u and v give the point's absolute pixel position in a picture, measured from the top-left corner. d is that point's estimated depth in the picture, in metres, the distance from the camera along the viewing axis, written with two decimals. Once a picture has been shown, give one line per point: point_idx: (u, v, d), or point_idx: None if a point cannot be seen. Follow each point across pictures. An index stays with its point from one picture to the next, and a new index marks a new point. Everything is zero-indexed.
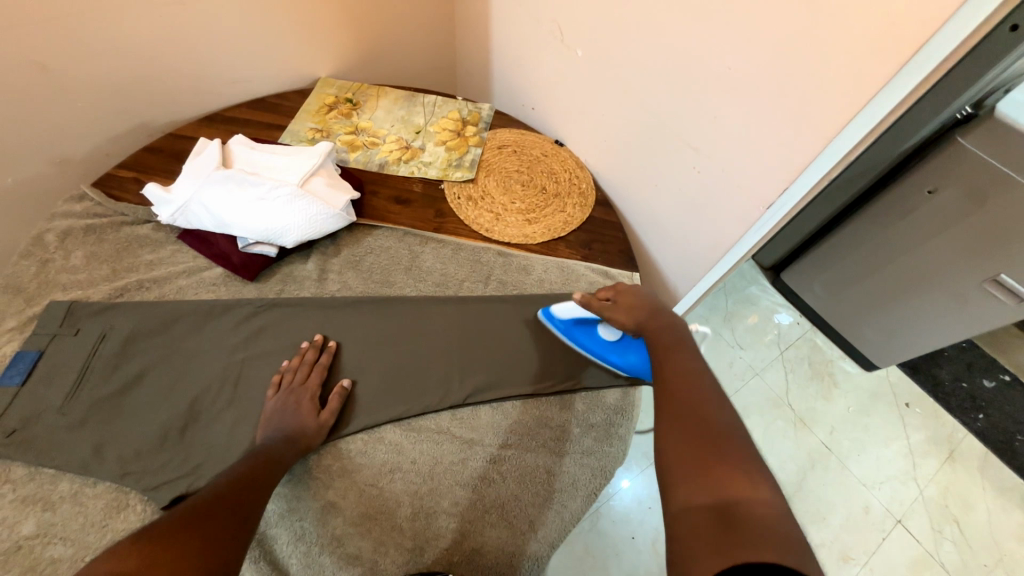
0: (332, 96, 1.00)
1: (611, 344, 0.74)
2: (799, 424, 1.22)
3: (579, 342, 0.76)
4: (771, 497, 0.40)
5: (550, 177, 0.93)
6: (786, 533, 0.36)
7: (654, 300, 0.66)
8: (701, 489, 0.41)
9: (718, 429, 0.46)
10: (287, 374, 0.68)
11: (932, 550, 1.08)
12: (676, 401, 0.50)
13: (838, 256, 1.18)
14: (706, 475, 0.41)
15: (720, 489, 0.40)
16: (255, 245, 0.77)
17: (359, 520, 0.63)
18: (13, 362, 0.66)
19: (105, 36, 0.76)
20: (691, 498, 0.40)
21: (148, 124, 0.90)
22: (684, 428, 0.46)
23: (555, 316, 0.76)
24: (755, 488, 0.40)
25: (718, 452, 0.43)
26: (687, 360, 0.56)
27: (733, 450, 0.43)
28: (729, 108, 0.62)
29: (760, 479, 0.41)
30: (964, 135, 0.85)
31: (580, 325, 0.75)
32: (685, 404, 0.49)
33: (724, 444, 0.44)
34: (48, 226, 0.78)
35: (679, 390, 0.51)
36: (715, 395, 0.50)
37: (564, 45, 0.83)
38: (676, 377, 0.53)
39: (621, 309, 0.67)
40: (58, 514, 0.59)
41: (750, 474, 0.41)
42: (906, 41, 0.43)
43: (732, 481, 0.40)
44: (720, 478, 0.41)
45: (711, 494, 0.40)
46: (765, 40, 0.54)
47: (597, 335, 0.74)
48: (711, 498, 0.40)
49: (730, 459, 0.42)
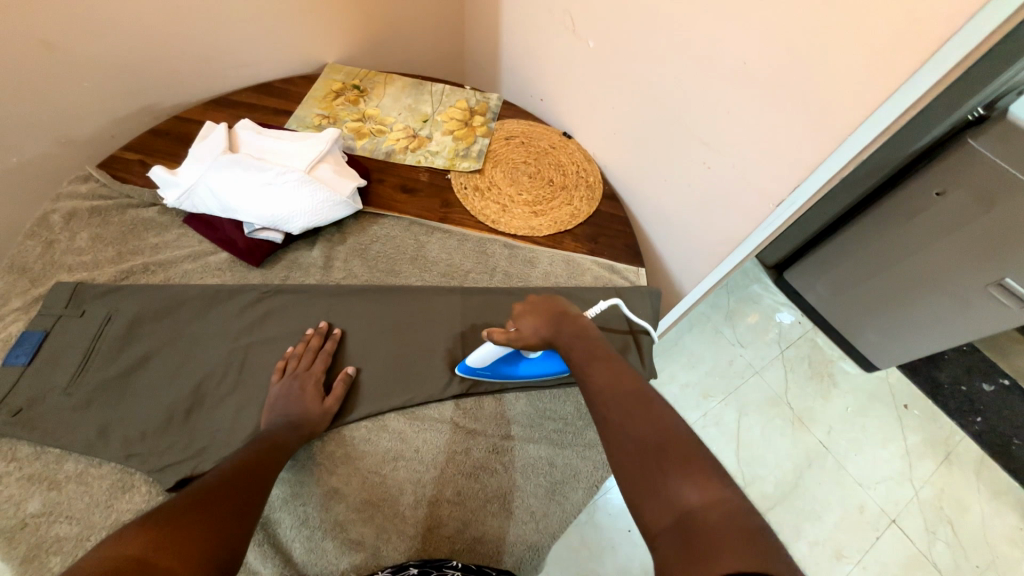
0: (339, 82, 0.99)
1: (534, 361, 0.70)
2: (797, 423, 1.23)
3: (508, 376, 0.71)
4: (725, 488, 0.39)
5: (557, 169, 0.92)
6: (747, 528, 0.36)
7: (559, 308, 0.64)
8: (662, 506, 0.39)
9: (658, 431, 0.44)
10: (292, 360, 0.68)
11: (925, 550, 1.09)
12: (613, 415, 0.48)
13: (843, 256, 1.18)
14: (661, 488, 0.40)
15: (677, 501, 0.39)
16: (261, 231, 0.77)
17: (362, 507, 0.64)
18: (19, 342, 0.67)
19: (111, 16, 0.75)
20: (656, 520, 0.39)
21: (153, 106, 0.89)
22: (632, 441, 0.44)
23: (473, 367, 0.69)
24: (710, 487, 0.39)
25: (665, 457, 0.42)
26: (607, 365, 0.54)
27: (681, 450, 0.42)
28: (742, 103, 0.61)
29: (709, 473, 0.40)
30: (975, 138, 0.84)
31: (500, 362, 0.69)
32: (623, 415, 0.47)
33: (668, 446, 0.43)
34: (54, 207, 0.77)
35: (609, 403, 0.49)
36: (646, 394, 0.49)
37: (575, 36, 0.81)
38: (605, 385, 0.51)
39: (529, 329, 0.62)
40: (63, 493, 0.59)
41: (699, 474, 0.40)
42: (928, 38, 0.43)
43: (687, 489, 0.39)
44: (675, 490, 0.39)
45: (670, 511, 0.39)
46: (781, 36, 0.53)
47: (518, 360, 0.70)
48: (673, 517, 0.38)
49: (678, 462, 0.41)
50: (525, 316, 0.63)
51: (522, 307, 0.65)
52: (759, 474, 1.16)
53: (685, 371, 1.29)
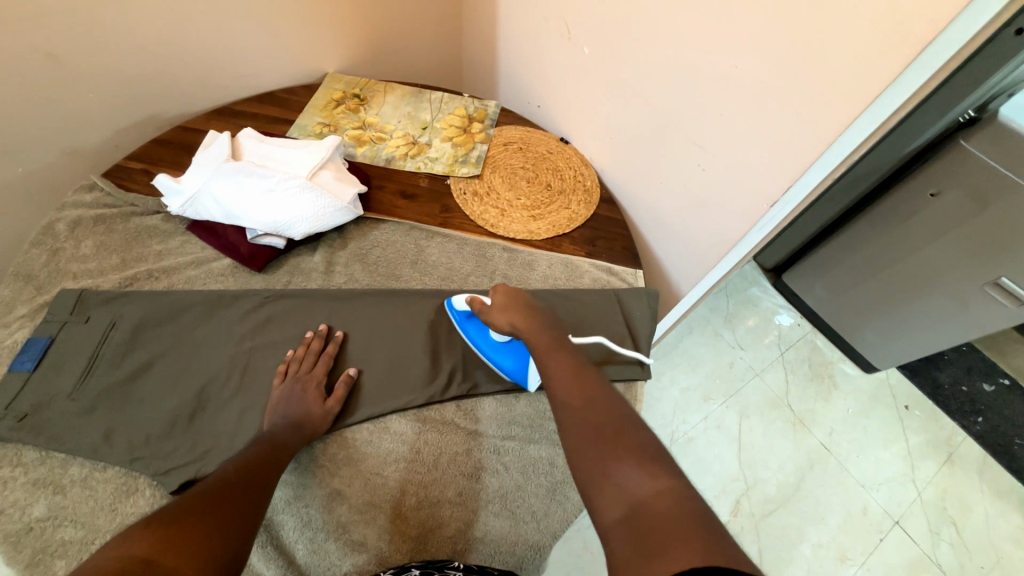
0: (340, 91, 1.00)
1: (498, 344, 0.72)
2: (799, 425, 1.23)
3: (469, 339, 0.74)
4: (671, 479, 0.42)
5: (555, 174, 0.93)
6: (690, 516, 0.38)
7: (525, 299, 0.68)
8: (614, 501, 0.42)
9: (613, 424, 0.48)
10: (293, 364, 0.69)
11: (929, 551, 1.09)
12: (571, 407, 0.52)
13: (840, 257, 1.19)
14: (613, 481, 0.43)
15: (627, 494, 0.41)
16: (264, 236, 0.78)
17: (364, 508, 0.64)
18: (25, 348, 0.67)
19: (116, 28, 0.77)
20: (608, 515, 0.42)
21: (157, 116, 0.90)
22: (587, 435, 0.48)
23: (451, 307, 0.75)
24: (657, 478, 0.41)
25: (618, 450, 0.45)
26: (568, 360, 0.58)
27: (634, 442, 0.45)
28: (734, 106, 0.63)
29: (658, 466, 0.43)
30: (967, 139, 0.85)
31: (473, 322, 0.74)
32: (582, 407, 0.51)
33: (621, 439, 0.46)
34: (59, 216, 0.79)
35: (569, 394, 0.53)
36: (605, 387, 0.53)
37: (571, 42, 0.83)
38: (565, 378, 0.55)
39: (497, 315, 0.67)
40: (68, 497, 0.60)
41: (649, 466, 0.43)
42: (913, 40, 0.44)
43: (637, 481, 0.42)
44: (626, 482, 0.42)
45: (620, 504, 0.41)
46: (772, 40, 0.55)
47: (487, 333, 0.73)
48: (624, 510, 0.41)
49: (630, 455, 0.44)
50: (499, 294, 0.68)
51: (495, 297, 0.69)
52: (761, 476, 1.16)
53: (684, 373, 1.29)
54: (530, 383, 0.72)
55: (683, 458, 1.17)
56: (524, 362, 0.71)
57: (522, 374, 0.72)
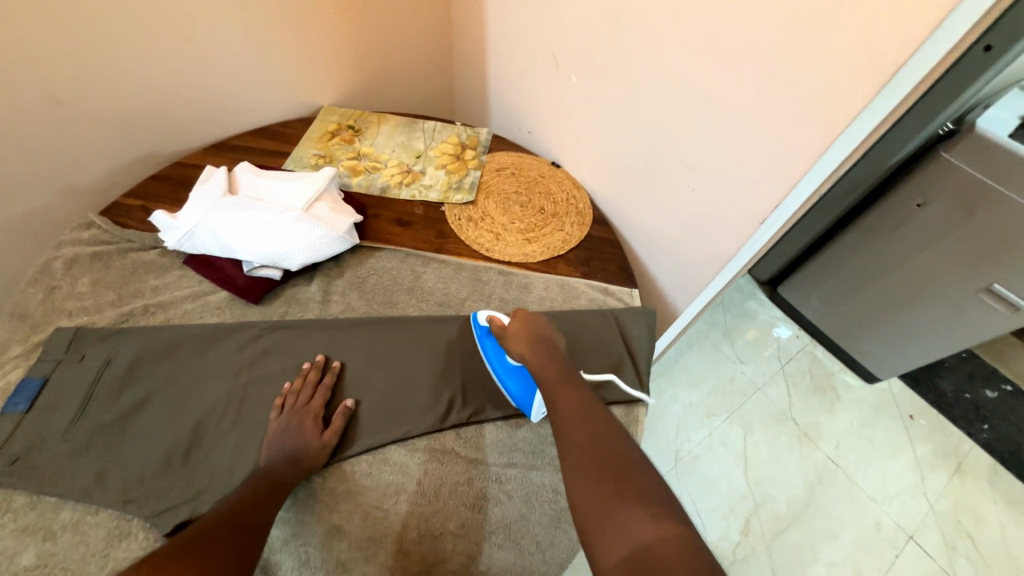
0: (334, 123, 1.03)
1: (510, 367, 0.73)
2: (804, 439, 1.22)
3: (484, 357, 0.75)
4: (676, 526, 0.43)
5: (548, 197, 0.95)
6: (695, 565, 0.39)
7: (542, 331, 0.70)
8: (616, 542, 0.43)
9: (617, 463, 0.49)
10: (290, 396, 0.68)
11: (946, 566, 1.06)
12: (575, 444, 0.53)
13: (833, 269, 1.20)
14: (617, 522, 0.44)
15: (629, 535, 0.42)
16: (260, 268, 0.78)
17: (364, 544, 0.62)
18: (18, 389, 0.66)
19: (116, 72, 0.79)
20: (608, 556, 0.43)
21: (155, 152, 0.92)
22: (591, 473, 0.49)
23: (475, 321, 0.77)
24: (662, 524, 0.43)
25: (622, 490, 0.46)
26: (575, 393, 0.59)
27: (638, 485, 0.47)
28: (719, 129, 0.64)
29: (662, 509, 0.44)
30: (948, 150, 0.87)
31: (492, 340, 0.75)
32: (586, 443, 0.52)
33: (626, 480, 0.47)
34: (56, 254, 0.79)
35: (574, 430, 0.54)
36: (611, 424, 0.54)
37: (558, 71, 0.86)
38: (572, 412, 0.56)
39: (512, 343, 0.69)
40: (58, 543, 0.58)
41: (652, 509, 0.44)
42: (886, 63, 0.45)
43: (641, 525, 0.43)
44: (630, 525, 0.43)
45: (622, 545, 0.42)
46: (751, 64, 0.57)
47: (502, 354, 0.74)
48: (626, 551, 0.42)
49: (634, 497, 0.45)
50: (517, 320, 0.71)
51: (514, 324, 0.71)
52: (769, 494, 1.14)
53: (686, 390, 1.28)
54: (533, 414, 0.72)
55: (689, 478, 1.15)
56: (530, 391, 0.72)
57: (526, 403, 0.72)
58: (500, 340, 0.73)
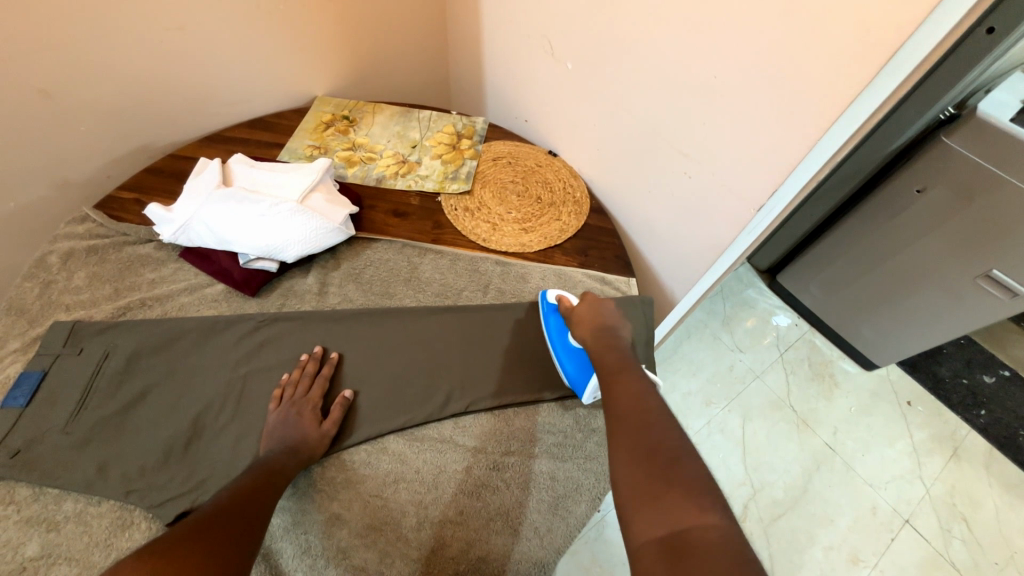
0: (329, 113, 1.02)
1: (570, 347, 0.75)
2: (802, 425, 1.22)
3: (547, 333, 0.78)
4: (719, 518, 0.41)
5: (545, 186, 0.94)
6: (734, 557, 0.38)
7: (604, 320, 0.71)
8: (656, 522, 0.43)
9: (666, 450, 0.48)
10: (288, 388, 0.68)
11: (941, 549, 1.07)
12: (625, 426, 0.52)
13: (832, 257, 1.20)
14: (658, 505, 0.43)
15: (670, 518, 0.42)
16: (256, 260, 0.78)
17: (364, 532, 0.63)
18: (17, 383, 0.67)
19: (105, 64, 0.78)
20: (645, 533, 0.43)
21: (148, 145, 0.91)
22: (636, 455, 0.48)
23: (543, 298, 0.80)
24: (705, 513, 0.41)
25: (668, 476, 0.45)
26: (633, 381, 0.59)
27: (683, 474, 0.45)
28: (716, 114, 0.63)
29: (708, 498, 0.43)
30: (949, 136, 0.86)
31: (556, 318, 0.78)
32: (635, 428, 0.52)
33: (673, 466, 0.46)
34: (51, 248, 0.79)
35: (626, 414, 0.54)
36: (662, 413, 0.53)
37: (555, 58, 0.84)
38: (627, 398, 0.56)
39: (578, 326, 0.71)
40: (62, 534, 0.59)
41: (699, 498, 0.43)
42: (884, 45, 0.44)
43: (683, 511, 0.42)
44: (671, 508, 0.43)
45: (662, 526, 0.42)
46: (749, 50, 0.56)
47: (564, 334, 0.76)
48: (665, 532, 0.41)
49: (680, 483, 0.44)
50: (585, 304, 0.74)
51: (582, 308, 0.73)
52: (767, 480, 1.15)
53: (685, 378, 1.29)
54: (585, 396, 0.73)
55: None
56: (585, 373, 0.73)
57: (580, 384, 0.73)
58: (566, 318, 0.75)
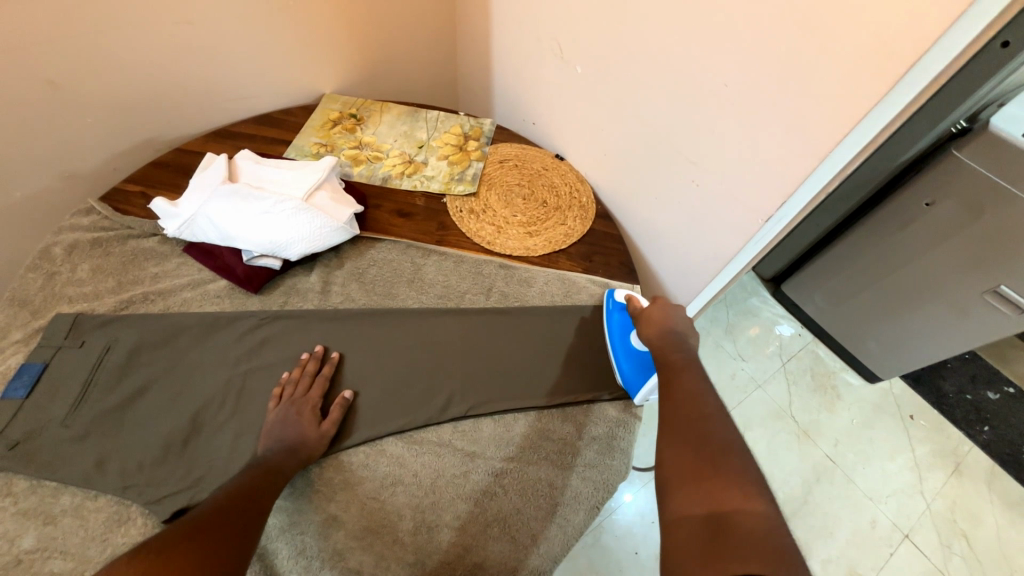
0: (336, 111, 1.02)
1: (630, 348, 0.74)
2: (803, 437, 1.21)
3: (608, 330, 0.78)
4: (765, 508, 0.42)
5: (551, 190, 0.94)
6: (772, 540, 0.38)
7: None
8: (696, 501, 0.44)
9: (716, 441, 0.49)
10: (287, 387, 0.68)
11: (941, 566, 1.06)
12: (677, 416, 0.54)
13: (837, 268, 1.19)
14: (702, 486, 0.45)
15: (713, 500, 0.43)
16: (260, 258, 0.78)
17: (360, 534, 0.63)
18: (18, 374, 0.67)
19: (114, 56, 0.78)
20: (683, 509, 0.45)
21: (154, 139, 0.91)
22: (685, 442, 0.50)
23: (610, 295, 0.79)
24: (749, 499, 0.42)
25: (716, 463, 0.46)
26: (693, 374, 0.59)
27: (730, 463, 0.46)
28: (725, 124, 0.63)
29: (755, 489, 0.43)
30: (959, 149, 0.85)
31: (620, 317, 0.77)
32: (687, 417, 0.53)
33: (722, 457, 0.47)
34: (56, 240, 0.79)
35: (683, 405, 0.55)
36: (717, 408, 0.54)
37: (564, 62, 0.84)
38: (683, 391, 0.57)
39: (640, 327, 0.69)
40: (58, 527, 0.59)
41: (745, 486, 0.44)
42: (899, 57, 0.44)
43: (725, 495, 0.43)
44: (715, 491, 0.44)
45: (702, 505, 0.44)
46: (760, 61, 0.55)
47: (626, 334, 0.75)
48: (705, 510, 0.43)
49: (725, 471, 0.45)
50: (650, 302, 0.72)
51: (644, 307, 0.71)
52: None
53: None
54: (638, 397, 0.73)
55: None
56: (642, 375, 0.73)
57: (634, 384, 0.73)
58: (631, 318, 0.74)
